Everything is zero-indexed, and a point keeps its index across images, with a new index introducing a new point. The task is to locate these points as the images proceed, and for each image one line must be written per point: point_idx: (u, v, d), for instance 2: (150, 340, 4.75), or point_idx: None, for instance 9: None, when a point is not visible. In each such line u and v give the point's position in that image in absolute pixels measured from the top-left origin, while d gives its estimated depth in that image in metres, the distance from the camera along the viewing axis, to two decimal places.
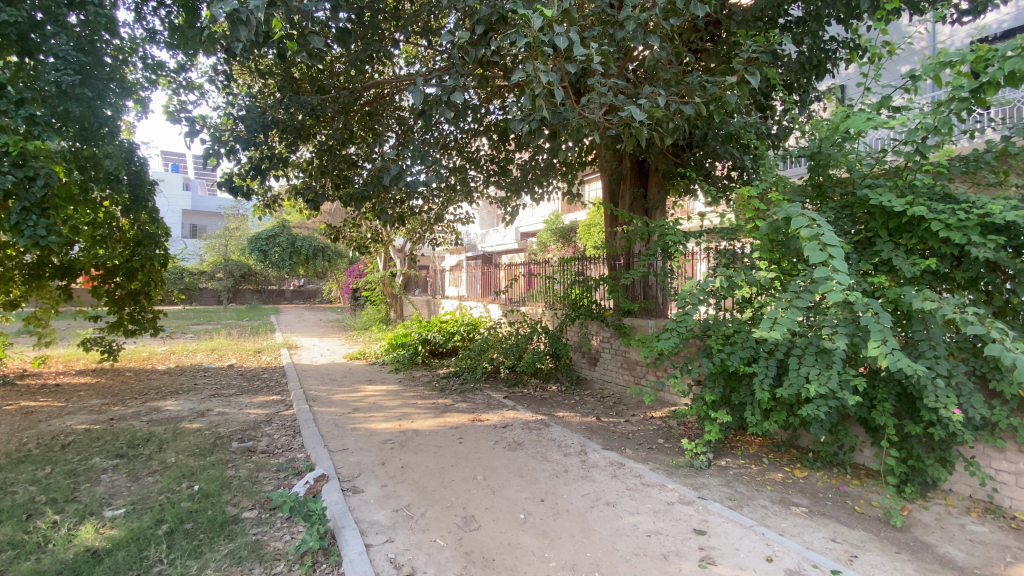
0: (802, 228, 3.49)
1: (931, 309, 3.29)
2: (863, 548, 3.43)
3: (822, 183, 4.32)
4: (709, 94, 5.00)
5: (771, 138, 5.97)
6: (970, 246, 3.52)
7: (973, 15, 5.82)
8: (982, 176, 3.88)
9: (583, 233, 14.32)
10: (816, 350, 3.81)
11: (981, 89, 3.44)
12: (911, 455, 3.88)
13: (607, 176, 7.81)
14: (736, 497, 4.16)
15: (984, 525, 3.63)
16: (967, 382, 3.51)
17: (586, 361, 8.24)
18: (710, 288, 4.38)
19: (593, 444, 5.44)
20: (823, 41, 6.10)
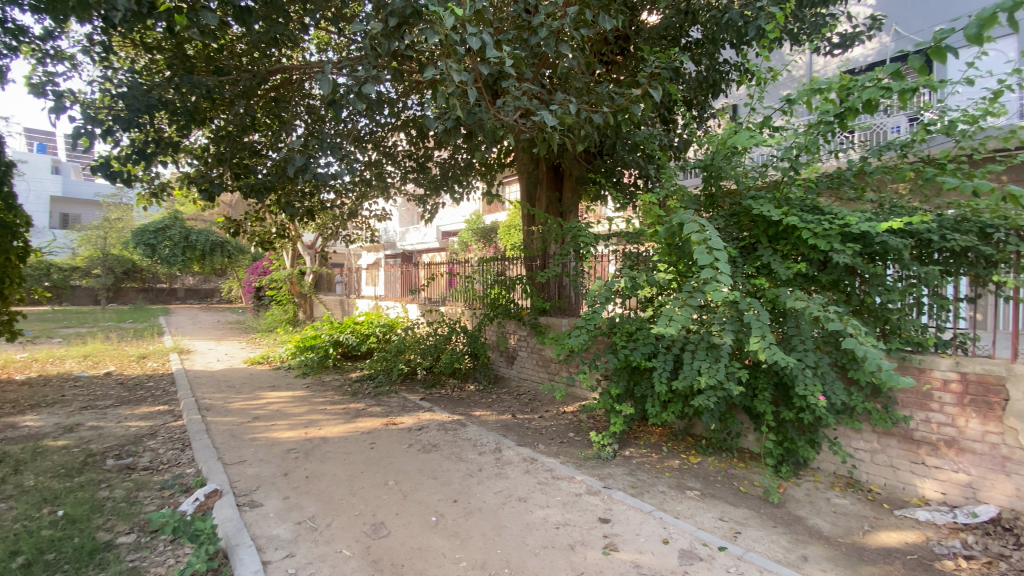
0: (693, 233, 3.80)
1: (801, 307, 3.71)
2: (746, 524, 3.79)
3: (713, 193, 4.72)
4: (616, 105, 5.30)
5: (673, 150, 6.41)
6: (832, 252, 4.00)
7: (842, 49, 6.60)
8: (845, 192, 4.42)
9: (504, 234, 14.48)
10: (706, 345, 4.16)
11: (843, 114, 3.96)
12: (786, 438, 4.35)
13: (524, 178, 7.97)
14: (638, 485, 4.43)
15: (846, 497, 4.15)
16: (830, 372, 4.00)
17: (503, 360, 8.33)
18: (616, 287, 4.65)
19: (507, 441, 5.51)
20: (718, 63, 6.65)
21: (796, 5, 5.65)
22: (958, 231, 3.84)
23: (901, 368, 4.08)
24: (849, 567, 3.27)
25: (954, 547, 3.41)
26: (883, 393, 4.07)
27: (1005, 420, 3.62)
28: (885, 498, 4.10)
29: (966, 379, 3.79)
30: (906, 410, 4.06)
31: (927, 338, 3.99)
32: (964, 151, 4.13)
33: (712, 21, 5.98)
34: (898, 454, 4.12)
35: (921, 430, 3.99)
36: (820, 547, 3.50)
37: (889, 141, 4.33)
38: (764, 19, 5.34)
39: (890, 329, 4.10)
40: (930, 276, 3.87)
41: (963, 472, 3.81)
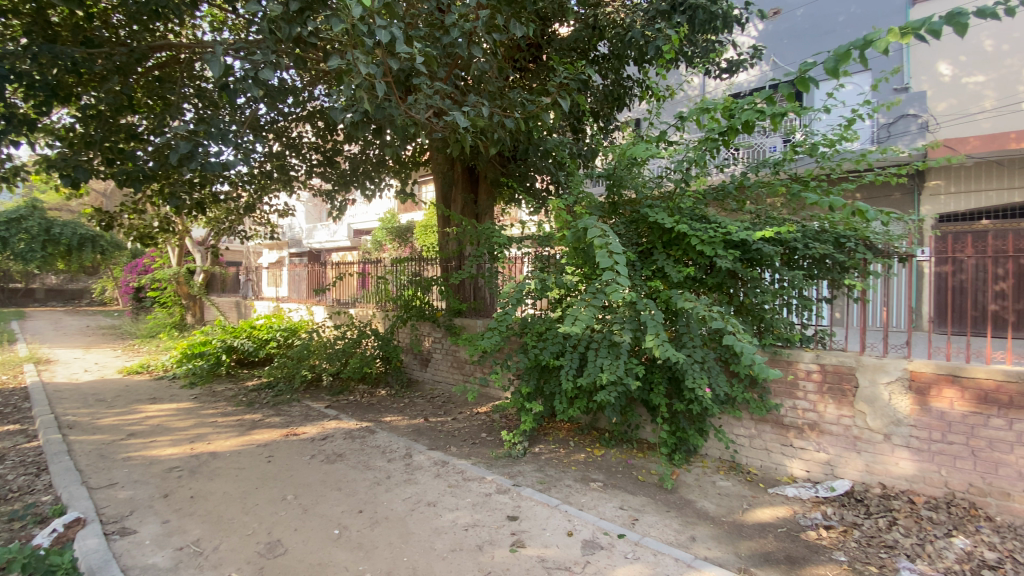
0: (596, 237, 4.00)
1: (689, 308, 4.06)
2: (643, 511, 4.06)
3: (615, 201, 5.00)
4: (528, 111, 5.44)
5: (581, 158, 6.67)
6: (716, 257, 4.41)
7: (729, 74, 7.30)
8: (728, 204, 4.88)
9: (420, 233, 14.23)
10: (608, 344, 4.40)
11: (725, 132, 4.39)
12: (678, 428, 4.72)
13: (438, 178, 7.91)
14: (545, 481, 4.57)
15: (729, 479, 4.58)
16: (715, 365, 4.40)
17: (417, 363, 8.17)
18: (526, 289, 4.78)
19: (418, 446, 5.42)
20: (622, 78, 7.07)
21: (691, 29, 6.11)
22: (818, 241, 4.39)
23: (772, 360, 4.59)
24: (730, 543, 3.62)
25: (816, 518, 3.89)
26: (759, 384, 4.55)
27: (855, 404, 4.20)
28: (762, 478, 4.59)
29: (825, 369, 4.35)
30: (778, 398, 4.56)
31: (794, 335, 4.51)
32: (825, 171, 4.72)
33: (617, 37, 6.31)
34: (772, 438, 4.62)
35: (790, 416, 4.51)
36: (707, 527, 3.83)
37: (765, 158, 4.85)
38: (662, 41, 5.75)
39: (765, 327, 4.60)
40: (795, 279, 4.39)
41: (823, 452, 4.36)
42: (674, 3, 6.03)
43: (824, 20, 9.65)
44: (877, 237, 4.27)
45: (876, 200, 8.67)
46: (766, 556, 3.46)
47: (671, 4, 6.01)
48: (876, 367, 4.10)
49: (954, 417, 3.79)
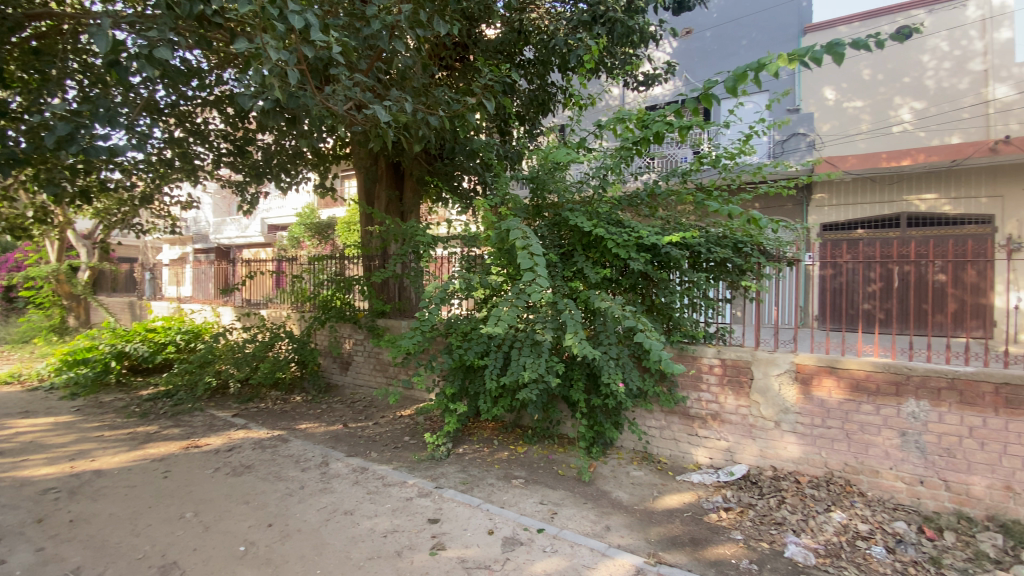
0: (517, 239, 4.07)
1: (606, 307, 4.26)
2: (562, 504, 4.18)
3: (539, 204, 5.11)
4: (452, 110, 5.41)
5: (508, 161, 6.75)
6: (630, 259, 4.66)
7: (645, 87, 7.74)
8: (641, 210, 5.16)
9: (342, 230, 13.65)
10: (530, 343, 4.49)
11: (639, 142, 4.65)
12: (596, 422, 4.93)
13: (361, 174, 7.64)
14: (468, 481, 4.57)
15: (641, 469, 4.85)
16: (629, 361, 4.65)
17: (337, 366, 7.85)
18: (451, 289, 4.75)
19: (335, 453, 5.20)
20: (547, 83, 7.24)
21: (610, 41, 6.38)
22: (719, 246, 4.76)
23: (679, 356, 4.94)
24: (642, 530, 3.82)
25: (717, 501, 4.22)
26: (669, 378, 4.87)
27: (750, 395, 4.60)
28: (670, 467, 4.90)
29: (725, 363, 4.74)
30: (685, 391, 4.91)
31: (699, 332, 4.88)
32: (726, 181, 5.12)
33: (542, 43, 6.49)
34: (679, 428, 4.95)
35: (695, 407, 4.87)
36: (621, 516, 4.02)
37: (675, 168, 5.19)
38: (583, 51, 5.94)
39: (673, 325, 4.93)
40: (698, 281, 4.75)
41: (724, 439, 4.74)
42: (595, 14, 6.20)
43: (729, 42, 10.48)
44: (769, 243, 4.70)
45: (772, 211, 9.72)
46: (672, 540, 3.69)
47: (592, 16, 6.21)
48: (768, 361, 4.52)
49: (832, 404, 4.26)
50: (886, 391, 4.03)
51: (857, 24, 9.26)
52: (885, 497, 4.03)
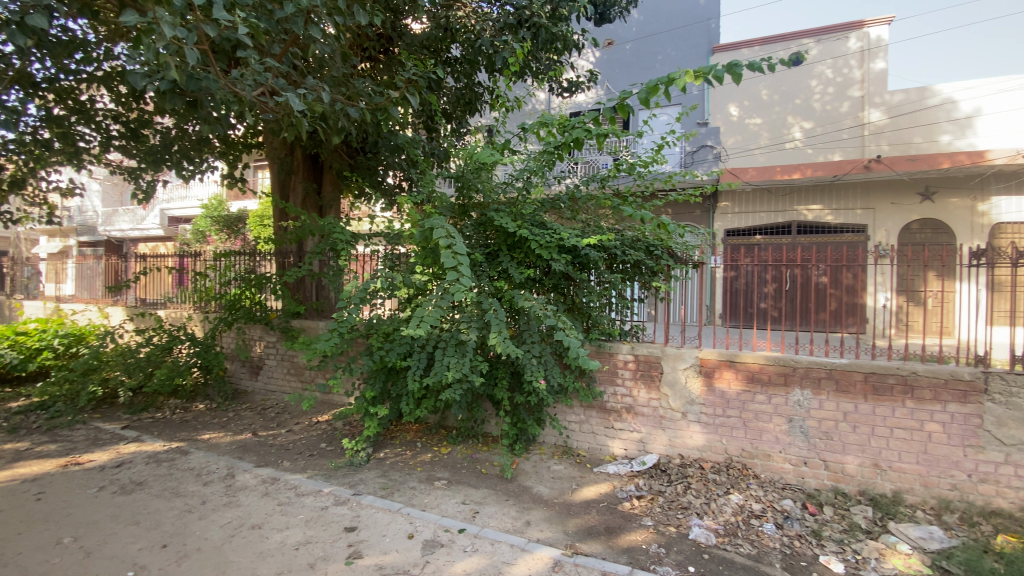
0: (441, 238, 4.01)
1: (529, 307, 4.34)
2: (483, 503, 4.20)
3: (465, 204, 5.09)
4: (374, 103, 5.24)
5: (434, 158, 6.69)
6: (552, 260, 4.79)
7: (570, 92, 7.95)
8: (564, 212, 5.30)
9: (255, 224, 12.75)
10: (455, 343, 4.45)
11: (561, 146, 4.76)
12: (519, 419, 5.00)
13: (274, 165, 7.22)
14: (388, 486, 4.46)
15: (561, 463, 4.98)
16: (551, 359, 4.77)
17: (247, 371, 7.36)
18: (372, 288, 4.58)
19: (243, 464, 4.86)
20: (474, 82, 7.24)
21: (534, 46, 6.50)
22: (634, 248, 5.02)
23: (597, 353, 5.16)
24: (560, 523, 3.93)
25: (630, 490, 4.44)
26: (587, 374, 5.07)
27: (660, 388, 4.90)
28: (589, 459, 5.08)
29: (638, 359, 5.01)
30: (602, 386, 5.15)
31: (615, 330, 5.15)
32: (640, 188, 5.41)
33: (468, 42, 6.49)
34: (597, 422, 5.17)
35: (611, 401, 5.11)
36: (541, 511, 4.11)
37: (595, 173, 5.39)
38: (507, 53, 5.99)
39: (592, 323, 5.14)
40: (614, 281, 4.98)
41: (637, 431, 5.01)
42: (520, 18, 6.28)
43: (646, 57, 11.08)
44: (677, 246, 5.01)
45: (683, 217, 10.48)
46: (589, 530, 3.83)
47: (517, 20, 6.29)
48: (676, 356, 4.83)
49: (731, 395, 4.65)
50: (777, 381, 4.46)
51: (757, 48, 10.14)
52: (776, 478, 4.44)
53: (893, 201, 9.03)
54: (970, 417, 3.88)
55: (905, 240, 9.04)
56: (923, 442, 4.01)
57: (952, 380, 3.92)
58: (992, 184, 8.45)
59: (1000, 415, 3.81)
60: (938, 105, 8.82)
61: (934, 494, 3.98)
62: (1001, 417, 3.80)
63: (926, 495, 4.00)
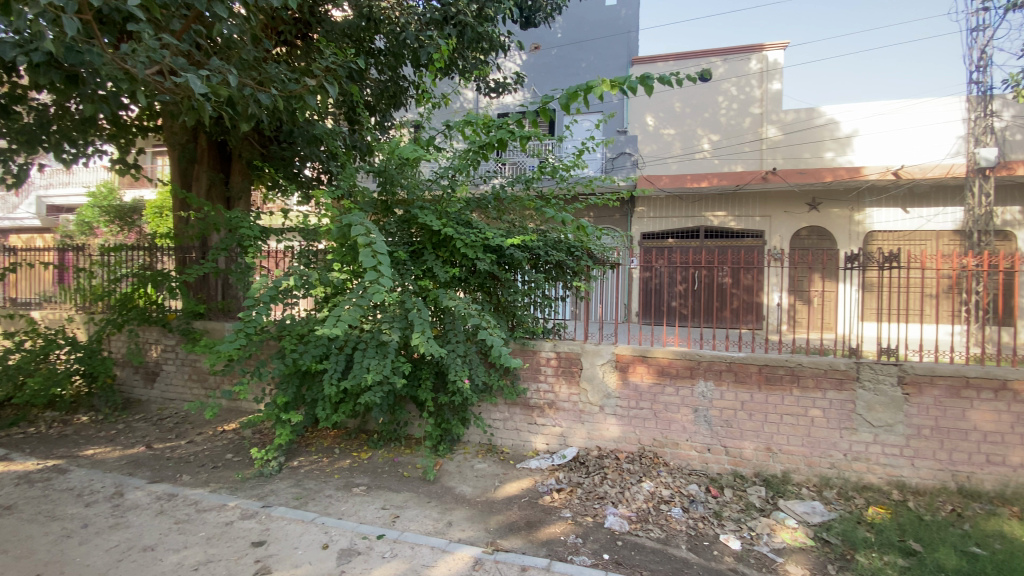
0: (359, 235, 3.83)
1: (453, 306, 4.30)
2: (404, 507, 4.11)
3: (388, 200, 4.96)
4: (289, 90, 4.94)
5: (355, 151, 6.49)
6: (477, 259, 4.79)
7: (498, 92, 7.98)
8: (490, 212, 5.31)
9: (152, 216, 11.59)
10: (376, 343, 4.30)
11: (484, 146, 4.72)
12: (443, 420, 4.95)
13: (174, 151, 6.64)
14: (302, 495, 4.24)
15: (485, 462, 5.00)
16: (475, 358, 4.77)
17: (141, 378, 6.67)
18: (284, 287, 4.30)
19: (135, 481, 4.40)
20: (399, 76, 7.09)
21: (460, 44, 6.49)
22: (556, 249, 5.14)
23: (520, 351, 5.25)
24: (482, 521, 3.94)
25: (551, 484, 4.55)
26: (511, 371, 5.13)
27: (580, 383, 5.08)
28: (512, 456, 5.14)
29: (560, 356, 5.16)
30: (526, 383, 5.24)
31: (538, 328, 5.25)
32: (562, 191, 5.56)
33: (392, 35, 6.30)
34: (520, 418, 5.25)
35: (535, 397, 5.22)
36: (463, 510, 4.10)
37: (520, 175, 5.45)
38: (433, 49, 5.90)
39: (516, 322, 5.21)
40: (538, 280, 5.07)
41: (558, 426, 5.15)
42: (445, 14, 6.23)
43: (571, 63, 11.42)
44: (596, 248, 5.18)
45: (603, 221, 10.99)
46: (510, 526, 3.88)
47: (443, 16, 6.23)
48: (594, 352, 5.04)
49: (643, 388, 4.91)
50: (684, 374, 4.78)
51: (671, 63, 10.80)
52: (684, 465, 4.76)
53: (786, 210, 10.01)
54: (845, 403, 4.39)
55: (796, 245, 10.03)
56: (807, 426, 4.47)
57: (830, 370, 4.42)
58: (866, 197, 9.58)
59: (869, 400, 4.33)
60: (824, 125, 9.88)
61: (816, 472, 4.45)
62: (869, 402, 4.33)
63: (810, 473, 4.46)
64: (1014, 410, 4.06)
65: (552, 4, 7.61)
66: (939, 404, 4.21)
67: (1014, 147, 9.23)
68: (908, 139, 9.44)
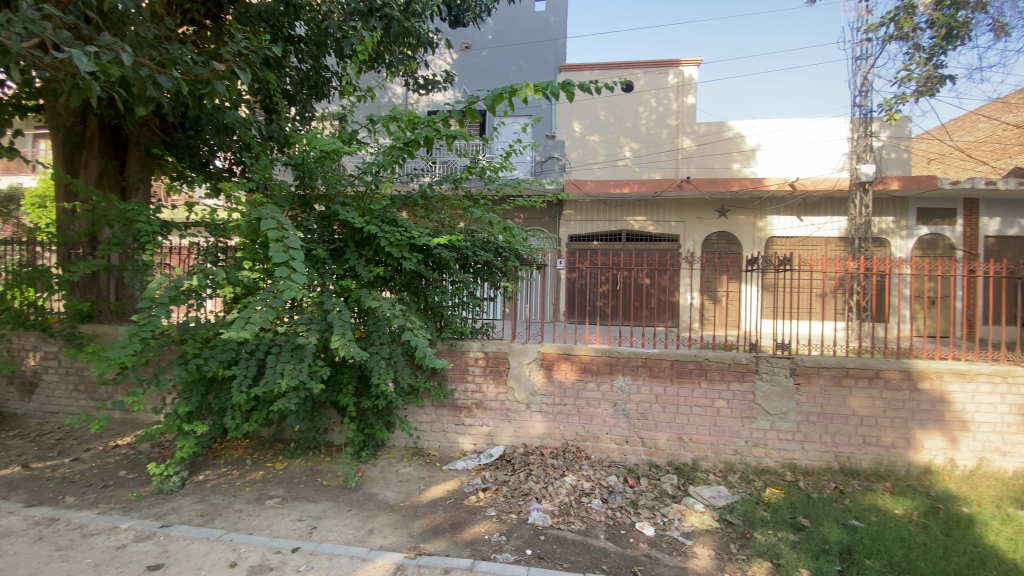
0: (271, 230, 3.59)
1: (376, 307, 4.17)
2: (322, 517, 3.93)
3: (306, 195, 4.73)
4: (194, 74, 4.49)
5: (271, 142, 6.10)
6: (403, 259, 4.68)
7: (427, 89, 7.87)
8: (417, 210, 5.21)
9: (32, 207, 10.26)
10: (291, 347, 4.07)
11: (410, 144, 4.51)
12: (366, 425, 4.80)
13: (57, 134, 5.93)
14: (208, 512, 3.93)
15: (410, 466, 4.90)
16: (401, 360, 4.66)
17: (15, 390, 5.87)
18: (185, 287, 3.93)
19: (6, 506, 3.88)
20: (322, 66, 6.79)
21: (386, 37, 6.32)
22: (484, 249, 5.12)
23: (448, 352, 5.22)
24: (405, 526, 3.86)
25: (477, 484, 4.55)
26: (438, 373, 5.08)
27: (507, 382, 5.13)
28: (438, 458, 5.08)
29: (487, 356, 5.18)
30: (453, 383, 5.21)
31: (466, 328, 5.23)
32: (492, 192, 5.58)
33: (313, 23, 5.99)
34: (447, 420, 5.21)
35: (462, 398, 5.20)
36: (385, 516, 4.00)
37: (448, 174, 5.37)
38: (356, 40, 5.68)
39: (444, 322, 5.18)
40: (466, 280, 5.05)
41: (485, 425, 5.17)
42: (370, 5, 6.02)
43: (501, 66, 11.50)
44: (523, 248, 5.22)
45: (533, 223, 11.22)
46: (434, 529, 3.83)
47: (368, 7, 6.02)
48: (521, 351, 5.10)
49: (567, 384, 5.05)
50: (604, 371, 4.98)
51: (597, 71, 11.19)
52: (604, 457, 4.95)
53: (698, 216, 10.72)
54: (746, 394, 4.78)
55: (707, 249, 10.78)
56: (714, 416, 4.82)
57: (733, 363, 4.79)
58: (767, 206, 10.48)
59: (767, 390, 4.75)
60: (733, 138, 10.69)
61: (722, 459, 4.81)
62: (767, 393, 4.75)
63: (716, 460, 4.81)
64: (884, 396, 4.62)
65: (481, 6, 7.62)
66: (824, 392, 4.70)
67: (888, 165, 10.52)
68: (804, 154, 10.44)
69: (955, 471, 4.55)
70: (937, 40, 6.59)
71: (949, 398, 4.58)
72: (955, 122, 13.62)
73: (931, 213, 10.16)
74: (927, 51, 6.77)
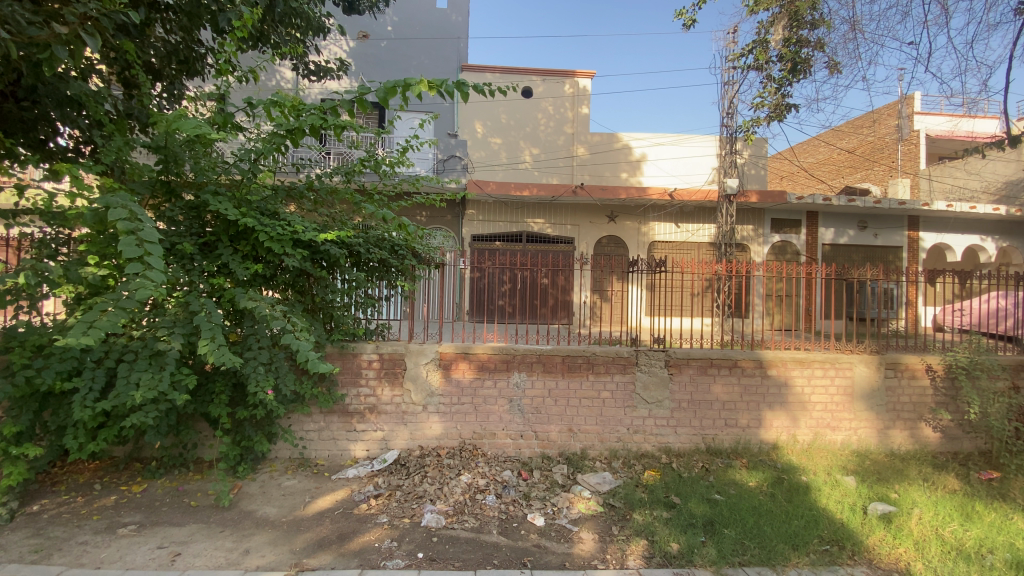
0: (120, 221, 3.11)
1: (252, 307, 3.83)
2: (188, 542, 3.54)
3: (170, 181, 4.23)
4: (24, 34, 3.78)
5: (131, 120, 5.36)
6: (284, 255, 4.34)
7: (318, 77, 7.41)
8: (304, 203, 4.88)
9: None
10: (149, 354, 3.61)
11: (293, 131, 4.15)
12: (243, 437, 4.41)
13: None
14: (42, 547, 3.36)
15: (295, 478, 4.58)
16: (283, 365, 4.33)
17: None
18: (9, 287, 3.32)
19: None
20: (195, 39, 6.09)
21: (271, 17, 5.83)
22: (378, 247, 4.88)
23: (339, 355, 4.97)
24: (287, 542, 3.61)
25: (368, 491, 4.39)
26: (327, 378, 4.84)
27: (403, 384, 5.02)
28: (327, 467, 4.83)
29: (382, 357, 5.03)
30: (345, 388, 4.99)
31: (358, 329, 5.01)
32: (386, 187, 5.36)
33: None
34: (338, 426, 4.97)
35: (354, 402, 4.99)
36: (264, 534, 3.71)
37: (339, 166, 5.07)
38: (234, 15, 5.11)
39: (334, 323, 4.92)
40: (358, 279, 4.83)
41: (379, 430, 5.01)
42: None
43: (401, 58, 11.21)
44: (420, 247, 5.08)
45: (434, 222, 11.09)
46: (320, 543, 3.63)
47: None
48: (418, 352, 5.02)
49: (464, 383, 5.07)
50: (500, 368, 5.08)
51: (499, 75, 11.34)
52: (500, 453, 5.04)
53: (591, 220, 11.33)
54: (628, 384, 5.16)
55: (598, 251, 11.42)
56: (600, 407, 5.14)
57: (617, 357, 5.14)
58: (650, 213, 11.39)
59: (645, 380, 5.16)
60: (622, 148, 11.45)
61: (607, 446, 5.14)
62: (645, 383, 5.16)
63: (603, 448, 5.13)
64: (741, 382, 5.25)
65: None
66: (693, 381, 5.22)
67: (750, 179, 11.96)
68: (683, 166, 11.50)
69: (796, 445, 5.30)
70: (784, 73, 7.63)
71: (792, 382, 5.33)
72: (801, 146, 15.93)
73: (783, 223, 11.73)
74: (777, 82, 7.80)
